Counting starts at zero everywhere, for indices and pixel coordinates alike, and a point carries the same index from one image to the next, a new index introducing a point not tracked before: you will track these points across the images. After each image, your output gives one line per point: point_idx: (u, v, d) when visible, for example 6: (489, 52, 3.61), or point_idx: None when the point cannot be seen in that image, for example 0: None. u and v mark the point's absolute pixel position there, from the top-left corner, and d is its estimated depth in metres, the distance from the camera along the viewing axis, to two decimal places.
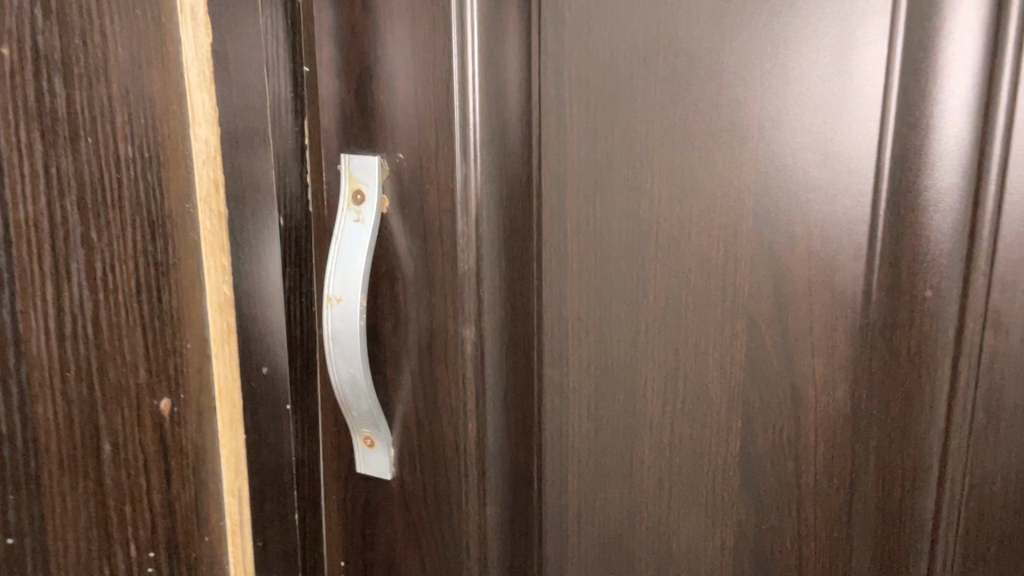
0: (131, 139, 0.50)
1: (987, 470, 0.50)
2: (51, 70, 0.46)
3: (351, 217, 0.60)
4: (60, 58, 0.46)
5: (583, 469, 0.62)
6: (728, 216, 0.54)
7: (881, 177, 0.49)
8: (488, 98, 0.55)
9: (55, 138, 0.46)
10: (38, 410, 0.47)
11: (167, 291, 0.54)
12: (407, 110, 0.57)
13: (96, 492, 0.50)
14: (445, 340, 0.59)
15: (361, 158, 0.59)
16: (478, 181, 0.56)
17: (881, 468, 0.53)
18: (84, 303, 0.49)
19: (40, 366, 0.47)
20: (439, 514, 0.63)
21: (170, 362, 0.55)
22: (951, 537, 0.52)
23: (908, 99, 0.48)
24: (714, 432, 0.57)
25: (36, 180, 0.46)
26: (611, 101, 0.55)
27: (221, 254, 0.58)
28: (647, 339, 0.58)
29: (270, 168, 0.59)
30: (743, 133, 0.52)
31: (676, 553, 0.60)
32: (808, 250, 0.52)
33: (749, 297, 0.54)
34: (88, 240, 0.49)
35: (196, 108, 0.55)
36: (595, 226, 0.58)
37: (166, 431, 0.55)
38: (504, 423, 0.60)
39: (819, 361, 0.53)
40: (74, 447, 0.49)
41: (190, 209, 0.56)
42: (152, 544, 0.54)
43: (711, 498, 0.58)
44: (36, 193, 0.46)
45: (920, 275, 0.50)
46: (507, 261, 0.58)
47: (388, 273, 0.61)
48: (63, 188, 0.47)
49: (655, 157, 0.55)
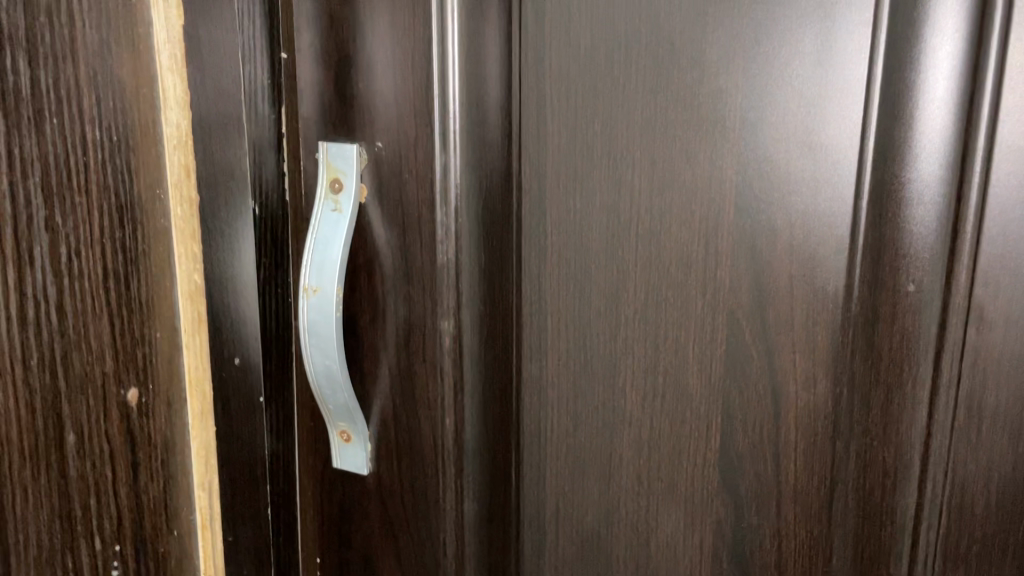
0: (98, 122, 0.49)
1: (969, 469, 0.50)
2: (15, 48, 0.45)
3: (328, 206, 0.59)
4: (25, 37, 0.45)
5: (561, 465, 0.61)
6: (710, 208, 0.53)
7: (864, 169, 0.48)
8: (468, 86, 0.54)
9: (18, 118, 0.45)
10: None
11: (136, 279, 0.53)
12: (385, 98, 0.56)
13: (59, 483, 0.49)
14: (424, 333, 0.59)
15: (338, 147, 0.58)
16: (458, 172, 0.55)
17: (861, 467, 0.52)
18: (47, 289, 0.48)
19: None
20: (418, 512, 0.62)
21: (138, 351, 0.54)
22: (932, 537, 0.51)
23: (892, 91, 0.47)
24: (694, 428, 0.56)
25: None
26: (592, 90, 0.54)
27: (192, 242, 0.57)
28: (627, 334, 0.57)
29: (244, 154, 0.57)
30: (726, 124, 0.51)
31: (655, 551, 0.59)
32: (789, 243, 0.51)
33: (730, 291, 0.53)
34: (53, 224, 0.47)
35: (168, 92, 0.54)
36: (575, 217, 0.57)
37: (134, 422, 0.54)
38: (482, 417, 0.59)
39: (800, 356, 0.52)
40: (35, 437, 0.48)
41: (161, 195, 0.55)
42: (118, 537, 0.53)
43: (690, 495, 0.57)
44: None
45: (903, 270, 0.49)
46: (486, 253, 0.57)
47: (365, 264, 0.60)
48: (25, 171, 0.46)
49: (635, 148, 0.54)
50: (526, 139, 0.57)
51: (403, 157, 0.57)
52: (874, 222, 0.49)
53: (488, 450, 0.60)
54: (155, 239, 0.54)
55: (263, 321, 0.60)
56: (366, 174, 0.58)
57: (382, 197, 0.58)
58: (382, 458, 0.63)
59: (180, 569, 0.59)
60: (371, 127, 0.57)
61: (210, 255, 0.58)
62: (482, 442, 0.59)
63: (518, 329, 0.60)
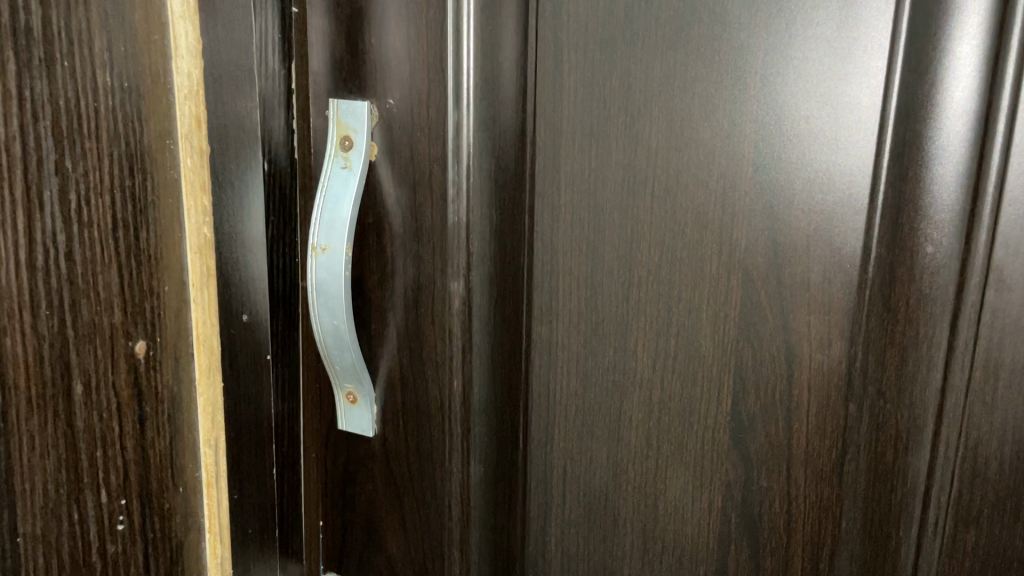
0: (109, 68, 0.48)
1: (983, 431, 0.49)
2: None
3: (338, 163, 0.58)
4: None
5: (569, 427, 0.61)
6: (728, 167, 0.52)
7: (885, 130, 0.48)
8: (484, 40, 0.53)
9: (29, 59, 0.44)
10: (7, 343, 0.45)
11: (145, 230, 0.52)
12: (398, 53, 0.55)
13: (66, 433, 0.48)
14: (433, 294, 0.57)
15: (349, 103, 0.57)
16: (471, 129, 0.54)
17: (874, 429, 0.52)
18: (57, 234, 0.47)
19: (9, 297, 0.45)
20: (422, 474, 0.62)
21: (147, 304, 0.53)
22: (944, 500, 0.51)
23: (917, 49, 0.46)
24: (705, 390, 0.56)
25: (9, 102, 0.43)
26: (610, 47, 0.54)
27: (202, 193, 0.55)
28: (639, 295, 0.56)
29: (254, 107, 0.57)
30: (745, 81, 0.51)
31: (662, 513, 0.59)
32: (807, 204, 0.51)
33: (746, 252, 0.53)
34: (63, 167, 0.46)
35: (180, 39, 0.53)
36: (590, 176, 0.56)
37: (141, 375, 0.53)
38: (491, 378, 0.59)
39: (815, 318, 0.52)
40: (44, 384, 0.47)
41: (171, 146, 0.53)
42: (124, 491, 0.52)
43: (700, 458, 0.57)
44: (10, 114, 0.43)
45: (921, 231, 0.48)
46: (497, 213, 0.57)
47: (375, 224, 0.59)
48: (36, 113, 0.45)
49: (654, 106, 0.53)
50: (540, 97, 0.57)
51: (414, 113, 0.56)
52: (892, 183, 0.49)
53: (495, 412, 0.60)
54: (165, 190, 0.53)
55: (272, 279, 0.61)
56: (378, 131, 0.57)
57: (394, 155, 0.57)
58: (388, 421, 0.62)
59: (186, 530, 0.57)
60: (383, 82, 0.56)
61: (219, 210, 0.57)
62: (489, 404, 0.59)
63: (528, 290, 0.60)
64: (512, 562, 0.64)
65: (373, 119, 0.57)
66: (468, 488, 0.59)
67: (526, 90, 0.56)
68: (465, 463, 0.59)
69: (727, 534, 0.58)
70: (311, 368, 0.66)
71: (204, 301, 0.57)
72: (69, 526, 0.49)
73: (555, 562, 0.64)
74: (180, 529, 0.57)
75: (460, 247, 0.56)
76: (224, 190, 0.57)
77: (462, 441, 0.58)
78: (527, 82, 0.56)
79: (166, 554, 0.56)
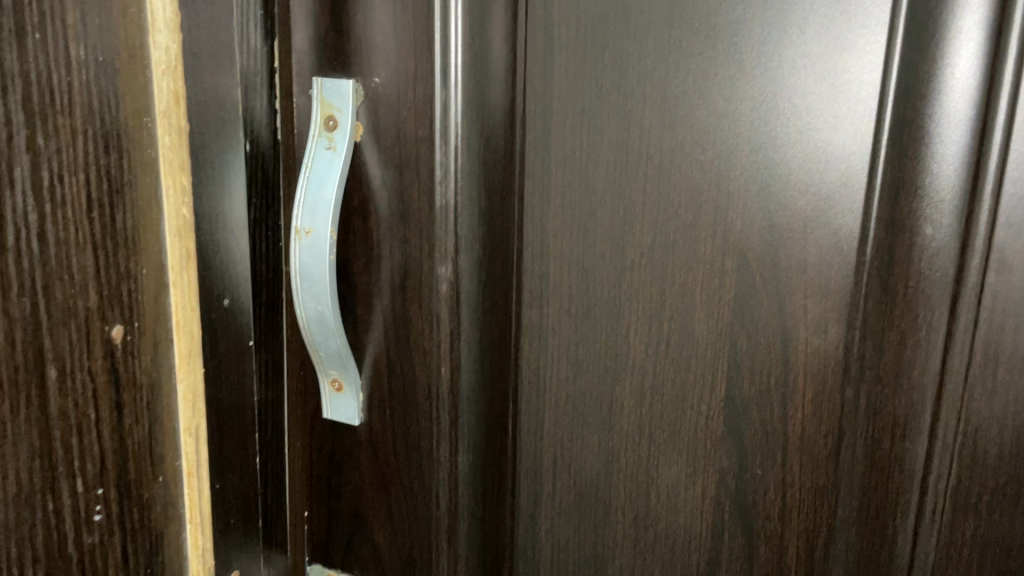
0: (83, 41, 0.47)
1: (983, 416, 0.48)
2: None
3: (322, 143, 0.56)
4: None
5: (559, 415, 0.60)
6: (723, 146, 0.51)
7: (885, 108, 0.47)
8: (472, 15, 0.52)
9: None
10: None
11: (122, 211, 0.50)
12: (384, 29, 0.53)
13: (40, 421, 0.47)
14: (420, 279, 0.56)
15: (334, 82, 0.56)
16: (458, 109, 0.52)
17: (872, 415, 0.50)
18: (29, 213, 0.45)
19: None
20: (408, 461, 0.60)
21: (123, 287, 0.51)
22: (942, 486, 0.50)
23: (918, 24, 0.45)
24: (698, 376, 0.55)
25: None
26: (602, 23, 0.52)
27: (181, 172, 0.53)
28: (632, 279, 0.55)
29: (235, 86, 0.56)
30: (741, 57, 0.49)
31: (655, 503, 0.58)
32: (805, 185, 0.50)
33: (741, 234, 0.52)
34: (35, 145, 0.45)
35: (157, 12, 0.50)
36: (581, 156, 0.55)
37: (118, 360, 0.51)
38: (479, 365, 0.57)
39: (812, 301, 0.51)
40: (16, 370, 0.45)
41: (148, 124, 0.51)
42: (101, 481, 0.50)
43: (694, 446, 0.56)
44: None
45: (920, 212, 0.47)
46: (485, 195, 0.55)
47: (360, 207, 0.58)
48: (5, 87, 0.43)
49: (647, 83, 0.52)
50: (529, 75, 0.55)
51: (400, 92, 0.54)
52: (892, 162, 0.47)
53: (483, 400, 0.58)
54: (142, 168, 0.51)
55: (255, 264, 0.60)
56: (362, 110, 0.56)
57: (379, 135, 0.56)
58: (374, 408, 0.61)
59: (166, 521, 0.55)
60: (368, 59, 0.55)
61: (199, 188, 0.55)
62: (477, 391, 0.58)
63: (518, 273, 0.58)
64: (501, 551, 0.63)
65: (360, 99, 0.55)
66: (452, 476, 0.58)
67: (514, 68, 0.55)
68: (452, 451, 0.58)
69: (721, 523, 0.56)
70: (295, 355, 0.64)
71: (182, 283, 0.55)
72: (42, 517, 0.47)
73: (544, 551, 0.63)
74: (158, 519, 0.55)
75: (448, 230, 0.54)
76: (204, 169, 0.55)
77: (451, 429, 0.57)
78: (516, 60, 0.55)
79: (144, 545, 0.54)
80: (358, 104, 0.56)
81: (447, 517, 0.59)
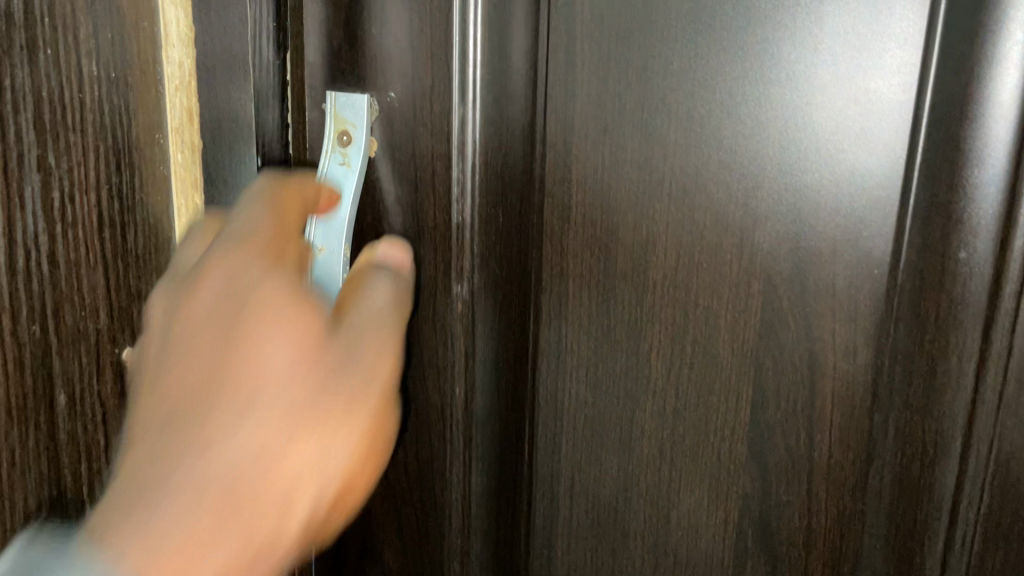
0: (95, 55, 0.45)
1: (1015, 442, 0.48)
2: None
3: (336, 159, 0.52)
4: None
5: (577, 436, 0.58)
6: (750, 166, 0.50)
7: (918, 130, 0.46)
8: (491, 30, 0.50)
9: None
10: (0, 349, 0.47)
11: (133, 231, 0.48)
12: (401, 44, 0.51)
13: (49, 444, 0.48)
14: (434, 298, 0.54)
15: (348, 96, 0.52)
16: (477, 126, 0.51)
17: (902, 442, 0.49)
18: (40, 238, 0.46)
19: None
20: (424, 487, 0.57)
21: (135, 309, 0.49)
22: (971, 513, 0.49)
23: (954, 44, 0.44)
24: (722, 399, 0.54)
25: None
26: (626, 39, 0.51)
27: (193, 190, 0.53)
28: (654, 300, 0.54)
29: (248, 99, 0.52)
30: (770, 76, 0.48)
31: (675, 527, 0.57)
32: (834, 205, 0.48)
33: (768, 255, 0.50)
34: (45, 164, 0.45)
35: (170, 28, 0.51)
36: (603, 174, 0.54)
37: (129, 386, 0.49)
38: (494, 385, 0.56)
39: (840, 325, 0.50)
40: (24, 392, 0.48)
41: (160, 140, 0.52)
42: None
43: (716, 471, 0.55)
44: None
45: (954, 235, 0.46)
46: (504, 213, 0.54)
47: (375, 223, 0.55)
48: None
49: (672, 101, 0.51)
50: (551, 90, 0.54)
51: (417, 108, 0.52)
52: (924, 182, 0.46)
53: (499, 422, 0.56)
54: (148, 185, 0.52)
55: None
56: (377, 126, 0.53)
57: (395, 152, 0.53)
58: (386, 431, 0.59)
59: None
60: (382, 73, 0.52)
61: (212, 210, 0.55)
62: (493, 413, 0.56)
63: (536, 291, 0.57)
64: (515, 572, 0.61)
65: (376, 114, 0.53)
66: (465, 499, 0.57)
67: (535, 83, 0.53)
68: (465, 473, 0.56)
69: (743, 549, 0.55)
70: None
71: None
72: None
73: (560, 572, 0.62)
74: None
75: (464, 249, 0.53)
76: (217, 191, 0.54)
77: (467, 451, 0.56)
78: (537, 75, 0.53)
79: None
80: (374, 120, 0.53)
81: (460, 541, 0.57)
